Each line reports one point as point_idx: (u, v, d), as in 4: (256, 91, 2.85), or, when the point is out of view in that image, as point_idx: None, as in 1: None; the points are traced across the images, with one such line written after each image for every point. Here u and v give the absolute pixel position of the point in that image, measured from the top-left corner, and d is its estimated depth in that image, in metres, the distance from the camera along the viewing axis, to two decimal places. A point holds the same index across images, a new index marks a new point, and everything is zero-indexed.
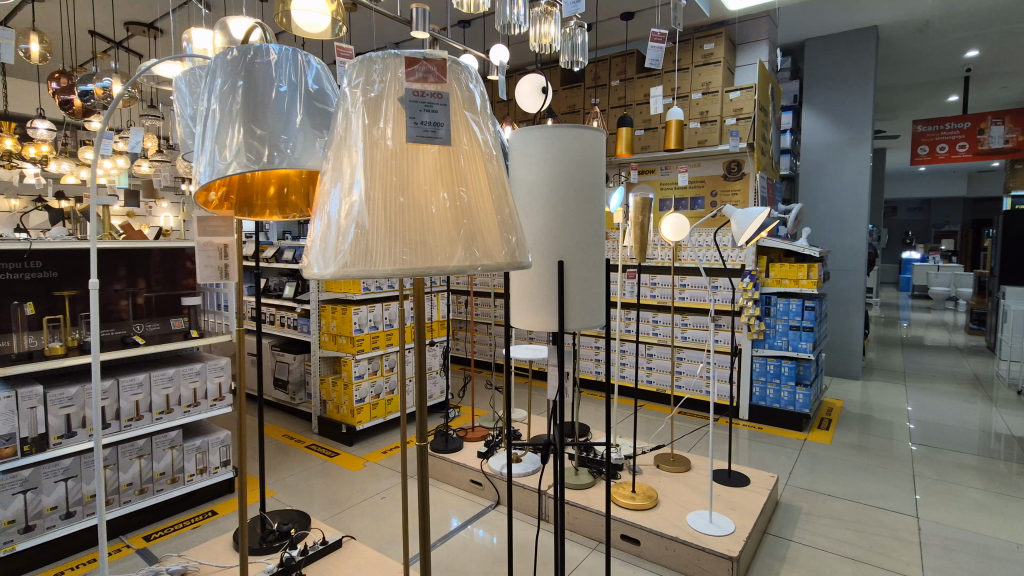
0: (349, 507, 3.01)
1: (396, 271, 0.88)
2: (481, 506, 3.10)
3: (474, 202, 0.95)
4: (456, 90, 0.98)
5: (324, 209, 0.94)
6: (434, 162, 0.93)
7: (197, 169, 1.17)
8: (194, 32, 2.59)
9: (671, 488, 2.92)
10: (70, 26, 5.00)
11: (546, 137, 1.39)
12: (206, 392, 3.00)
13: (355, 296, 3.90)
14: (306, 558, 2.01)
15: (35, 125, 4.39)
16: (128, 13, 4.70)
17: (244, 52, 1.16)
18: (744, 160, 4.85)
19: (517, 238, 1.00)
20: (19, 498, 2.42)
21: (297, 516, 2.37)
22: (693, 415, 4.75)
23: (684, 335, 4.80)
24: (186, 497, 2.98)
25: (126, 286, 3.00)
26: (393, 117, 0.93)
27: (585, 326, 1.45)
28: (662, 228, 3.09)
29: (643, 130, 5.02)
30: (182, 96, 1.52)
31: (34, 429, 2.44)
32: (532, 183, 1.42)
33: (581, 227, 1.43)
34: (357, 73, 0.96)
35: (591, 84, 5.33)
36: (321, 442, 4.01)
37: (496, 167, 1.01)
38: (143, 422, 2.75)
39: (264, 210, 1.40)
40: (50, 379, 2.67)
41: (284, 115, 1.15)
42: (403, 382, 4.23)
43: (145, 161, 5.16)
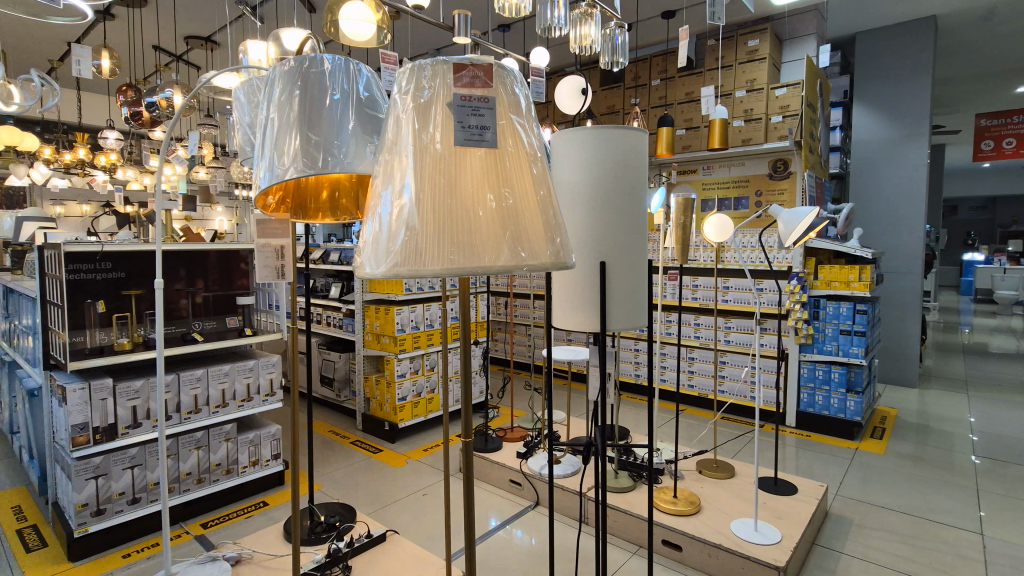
0: (391, 503, 3.08)
1: (444, 271, 0.91)
2: (521, 506, 3.12)
3: (519, 203, 0.97)
4: (502, 94, 1.01)
5: (376, 211, 0.98)
6: (481, 165, 0.96)
7: (256, 175, 1.24)
8: (249, 44, 2.72)
9: (714, 495, 2.86)
10: (137, 42, 5.33)
11: (589, 139, 1.39)
12: (258, 387, 3.13)
13: (397, 297, 4.00)
14: (351, 550, 2.08)
15: (105, 136, 4.70)
16: (189, 28, 4.98)
17: (300, 62, 1.22)
18: (791, 159, 4.70)
19: (562, 239, 1.02)
20: (92, 483, 2.59)
21: (344, 508, 2.45)
22: (736, 421, 4.63)
23: (727, 338, 4.69)
24: (239, 488, 3.11)
25: (186, 286, 3.14)
26: (442, 121, 0.96)
27: (627, 326, 1.45)
28: (704, 230, 3.03)
29: (684, 130, 4.94)
30: (241, 106, 1.60)
31: (104, 419, 2.61)
32: (575, 185, 1.42)
33: (623, 228, 1.43)
34: (408, 80, 1.00)
35: (631, 84, 5.28)
36: (365, 438, 4.12)
37: (541, 169, 1.03)
38: (202, 415, 2.89)
39: (317, 214, 1.46)
40: (119, 373, 2.85)
41: (337, 122, 1.20)
42: (444, 381, 4.31)
43: (202, 167, 5.44)
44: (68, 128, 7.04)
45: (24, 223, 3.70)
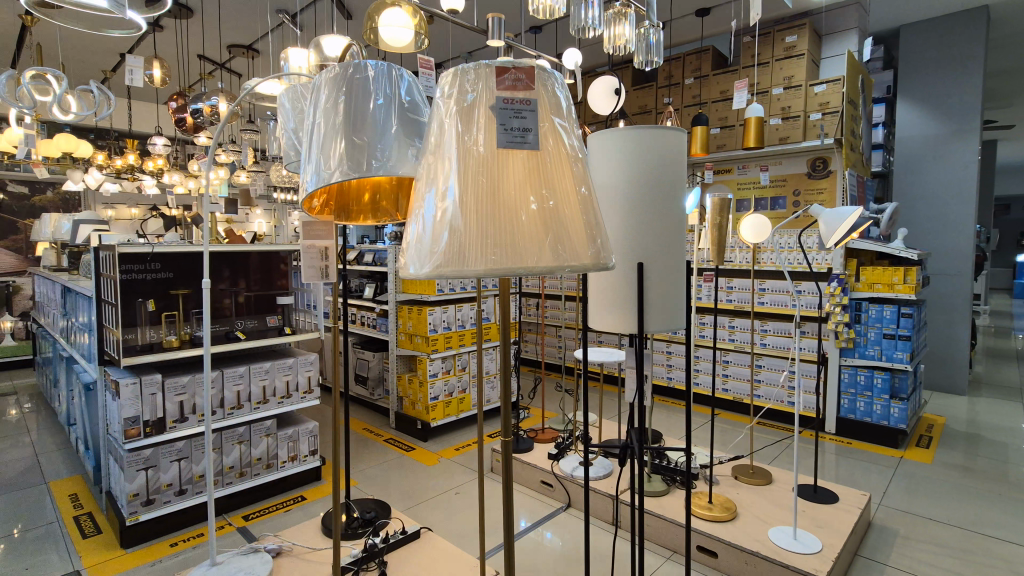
0: (424, 500, 3.12)
1: (487, 271, 0.92)
2: (553, 507, 3.12)
3: (561, 206, 0.97)
4: (544, 96, 1.01)
5: (420, 213, 1.00)
6: (524, 167, 0.97)
7: (303, 178, 1.28)
8: (290, 51, 2.80)
9: (751, 501, 2.79)
10: (183, 52, 5.54)
11: (627, 139, 1.39)
12: (297, 384, 3.22)
13: (430, 297, 4.05)
14: (387, 546, 2.11)
15: (153, 142, 4.91)
16: (232, 37, 5.15)
17: (345, 68, 1.25)
18: (831, 157, 4.56)
19: (602, 240, 1.02)
20: (142, 474, 2.71)
21: (379, 505, 2.50)
22: (774, 427, 4.51)
23: (763, 342, 4.59)
24: (278, 482, 3.20)
25: (229, 286, 3.26)
26: (484, 124, 0.98)
27: (665, 327, 1.43)
28: (741, 230, 2.98)
29: (719, 129, 4.85)
30: (286, 112, 1.66)
31: (154, 413, 2.72)
32: (612, 185, 1.42)
33: (662, 229, 1.41)
34: (452, 85, 1.02)
35: (664, 83, 5.22)
36: (398, 436, 4.18)
37: (582, 169, 1.03)
38: (244, 411, 2.99)
39: (360, 215, 1.50)
40: (168, 369, 2.97)
41: (380, 126, 1.23)
42: (476, 381, 4.34)
43: (243, 172, 5.62)
44: (120, 135, 7.39)
45: (81, 226, 3.90)
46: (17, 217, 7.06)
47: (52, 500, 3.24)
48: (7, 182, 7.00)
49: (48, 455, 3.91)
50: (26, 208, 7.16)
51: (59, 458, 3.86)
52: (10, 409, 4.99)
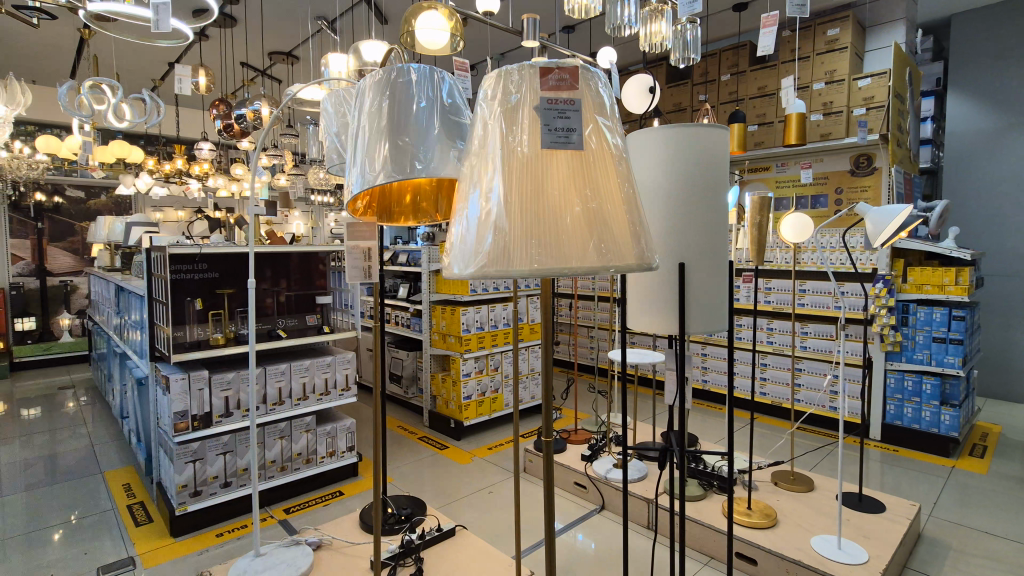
0: (458, 499, 3.15)
1: (532, 271, 0.92)
2: (586, 509, 3.10)
3: (605, 206, 0.97)
4: (588, 95, 1.01)
5: (464, 215, 1.01)
6: (568, 167, 0.96)
7: (348, 181, 1.31)
8: (330, 57, 2.88)
9: (792, 508, 2.72)
10: (227, 59, 5.74)
11: (669, 137, 1.37)
12: (335, 382, 3.29)
13: (463, 297, 4.09)
14: (423, 542, 2.15)
15: (199, 147, 5.11)
16: (274, 44, 5.30)
17: (388, 72, 1.28)
18: (875, 153, 4.41)
19: (646, 240, 1.01)
20: (189, 466, 2.81)
21: (414, 501, 2.53)
22: (815, 432, 4.38)
23: (804, 345, 4.46)
24: (317, 477, 3.28)
25: (271, 286, 3.35)
26: (529, 125, 0.97)
27: (708, 329, 1.40)
28: (782, 230, 2.89)
29: (757, 126, 4.75)
30: (329, 116, 1.71)
31: (201, 407, 2.82)
32: (652, 185, 1.40)
33: (706, 229, 1.39)
34: (495, 86, 1.03)
35: (699, 80, 5.13)
36: (432, 435, 4.23)
37: (626, 169, 1.03)
38: (285, 407, 3.08)
39: (401, 217, 1.53)
40: (215, 365, 3.09)
41: (423, 128, 1.25)
42: (508, 381, 4.36)
43: (283, 175, 5.78)
44: (168, 140, 7.72)
45: (133, 228, 4.09)
46: (74, 220, 7.46)
47: (108, 489, 3.41)
48: (65, 187, 7.40)
49: (103, 446, 4.12)
50: (82, 212, 7.55)
51: (113, 449, 4.06)
52: (68, 402, 5.28)
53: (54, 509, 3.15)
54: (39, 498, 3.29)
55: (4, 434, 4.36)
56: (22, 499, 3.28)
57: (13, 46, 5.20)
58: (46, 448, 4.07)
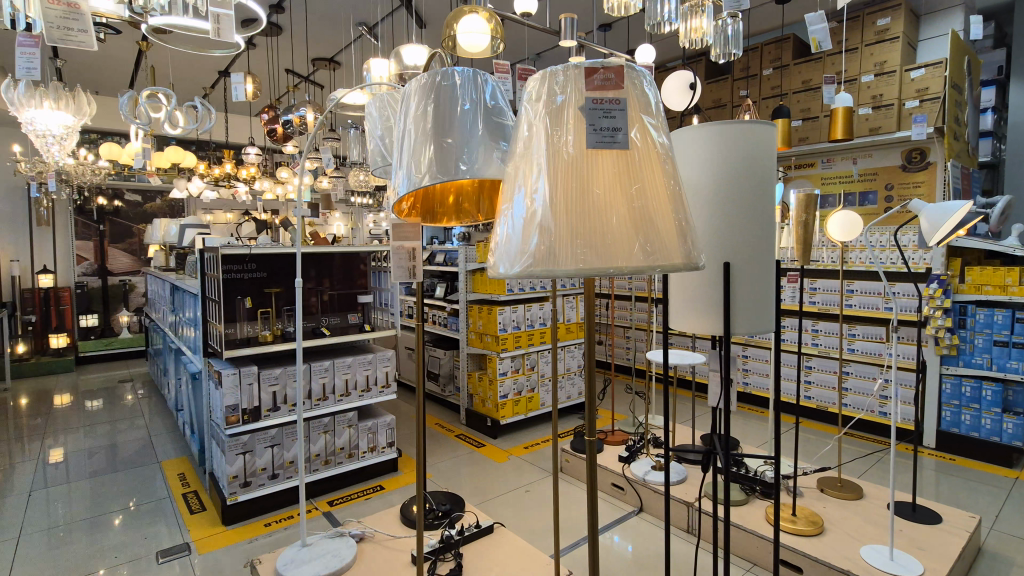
0: (495, 497, 3.17)
1: (578, 271, 0.92)
2: (624, 511, 3.08)
3: (651, 204, 0.96)
4: (633, 94, 1.01)
5: (509, 214, 1.02)
6: (613, 167, 0.97)
7: (395, 183, 1.35)
8: (372, 62, 2.96)
9: (839, 516, 2.63)
10: (273, 66, 5.94)
11: (715, 135, 1.35)
12: (375, 379, 3.36)
13: (500, 297, 4.13)
14: (462, 538, 2.18)
15: (247, 151, 5.30)
16: (317, 50, 5.45)
17: (433, 76, 1.31)
18: (930, 147, 4.22)
19: (693, 238, 1.00)
20: (240, 458, 2.93)
21: (453, 498, 2.56)
22: (864, 438, 4.21)
23: (851, 347, 4.30)
24: (359, 471, 3.37)
25: (315, 285, 3.46)
26: (575, 126, 0.98)
27: (755, 330, 1.37)
28: (828, 228, 2.80)
29: (801, 121, 4.61)
30: (373, 119, 1.75)
31: (251, 402, 2.94)
32: (695, 183, 1.38)
33: (752, 228, 1.36)
34: (540, 88, 1.03)
35: (740, 75, 5.01)
36: (469, 433, 4.27)
37: (671, 167, 1.02)
38: (328, 403, 3.17)
39: (443, 217, 1.56)
40: (263, 361, 3.22)
41: (467, 129, 1.27)
42: (544, 380, 4.37)
43: (325, 178, 5.94)
44: (218, 146, 8.05)
45: (187, 229, 4.29)
46: (132, 223, 7.88)
47: (164, 477, 3.60)
48: (124, 191, 7.83)
49: (159, 437, 4.35)
50: (139, 215, 7.96)
51: (168, 440, 4.27)
52: (127, 395, 5.58)
53: (116, 495, 3.35)
54: (102, 484, 3.49)
55: (70, 424, 4.65)
56: (87, 485, 3.49)
57: (79, 60, 5.53)
58: (108, 438, 4.32)
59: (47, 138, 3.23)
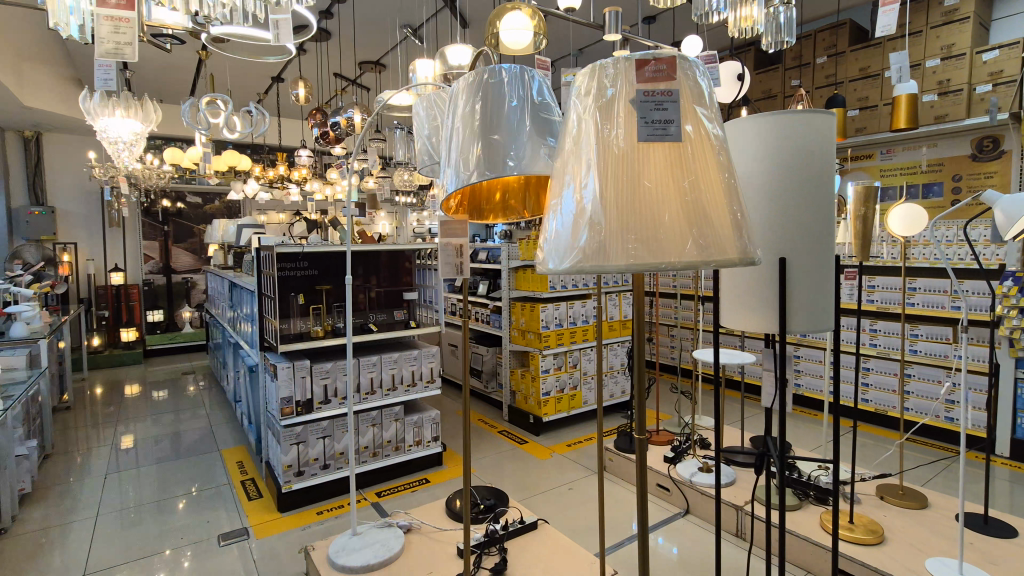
0: (538, 493, 3.18)
1: (629, 266, 0.91)
2: (670, 512, 3.03)
3: (706, 196, 0.94)
4: (686, 85, 0.99)
5: (558, 211, 1.01)
6: (665, 160, 0.95)
7: (443, 181, 1.37)
8: (418, 63, 3.01)
9: (901, 526, 2.50)
10: (323, 71, 6.15)
11: (770, 126, 1.30)
12: (421, 374, 3.43)
13: (542, 294, 4.14)
14: (507, 533, 2.20)
15: (299, 154, 5.51)
16: (364, 53, 5.59)
17: (481, 75, 1.32)
18: (1004, 135, 3.93)
19: (748, 233, 0.97)
20: (294, 448, 3.06)
21: (496, 493, 2.59)
22: (929, 445, 3.98)
23: (914, 348, 4.08)
24: (405, 464, 3.45)
25: (363, 283, 3.56)
26: (625, 119, 0.97)
27: (813, 329, 1.31)
28: (889, 223, 2.65)
29: (858, 110, 4.39)
30: (421, 119, 1.79)
31: (303, 394, 3.05)
32: (749, 176, 1.33)
33: (810, 223, 1.31)
34: (590, 82, 1.03)
35: (792, 64, 4.82)
36: (511, 429, 4.30)
37: (726, 159, 0.99)
38: (376, 397, 3.26)
39: (490, 214, 1.58)
40: (315, 356, 3.34)
41: (515, 126, 1.28)
42: (586, 378, 4.34)
43: (371, 178, 6.10)
44: (272, 149, 8.40)
45: (244, 230, 4.50)
46: (193, 224, 8.33)
47: (224, 465, 3.79)
48: (186, 194, 8.28)
49: (219, 426, 4.58)
50: (200, 216, 8.40)
51: (227, 430, 4.49)
52: (189, 386, 5.91)
53: (180, 480, 3.55)
54: (168, 470, 3.71)
55: (140, 412, 4.97)
56: (154, 471, 3.71)
57: (146, 70, 5.88)
58: (172, 426, 4.59)
59: (119, 144, 3.47)
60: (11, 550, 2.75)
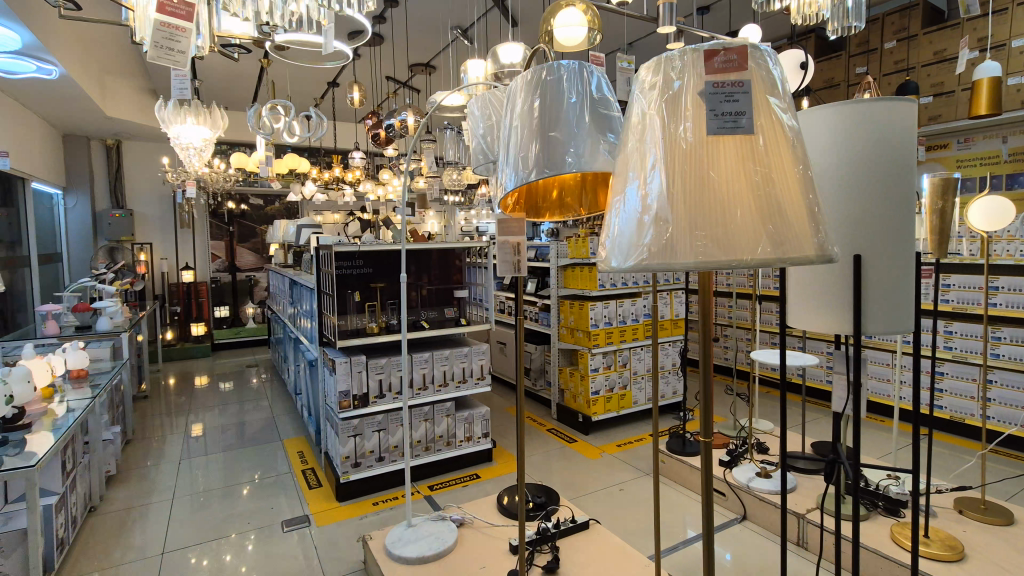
0: (587, 493, 3.16)
1: (698, 264, 0.89)
2: (726, 517, 2.94)
3: (781, 191, 0.90)
4: (758, 75, 0.95)
5: (622, 208, 1.00)
6: (736, 154, 0.91)
7: (502, 180, 1.38)
8: (469, 63, 3.03)
9: (982, 542, 2.33)
10: (376, 74, 6.32)
11: (846, 117, 1.24)
12: (471, 371, 3.47)
13: (591, 292, 4.10)
14: (559, 531, 2.19)
15: (353, 156, 5.69)
16: (416, 55, 5.70)
17: (539, 72, 1.32)
18: None
19: (825, 229, 0.93)
20: (351, 440, 3.16)
21: (547, 492, 2.59)
22: (1014, 458, 3.68)
23: (996, 352, 3.79)
24: (455, 459, 3.50)
25: (414, 281, 3.64)
26: (693, 112, 0.94)
27: (891, 330, 1.24)
28: (968, 217, 2.47)
29: (931, 97, 4.11)
30: (475, 119, 1.80)
31: (359, 388, 3.15)
32: (821, 169, 1.27)
33: (889, 218, 1.23)
34: (655, 75, 1.01)
35: (857, 50, 4.57)
36: (560, 427, 4.30)
37: (801, 151, 0.95)
38: (428, 392, 3.32)
39: (546, 213, 1.58)
40: (370, 351, 3.45)
41: (574, 122, 1.27)
42: (636, 378, 4.27)
43: (421, 178, 6.23)
44: (328, 152, 8.72)
45: (303, 230, 4.70)
46: (256, 224, 8.77)
47: (285, 454, 3.98)
48: (249, 196, 8.71)
49: (280, 417, 4.81)
50: (261, 216, 8.83)
51: (287, 421, 4.71)
52: (252, 378, 6.23)
53: (245, 468, 3.75)
54: (235, 458, 3.93)
55: (208, 402, 5.28)
56: (222, 458, 3.94)
57: (213, 80, 6.22)
58: (237, 416, 4.84)
59: (190, 150, 3.68)
60: (99, 527, 2.98)
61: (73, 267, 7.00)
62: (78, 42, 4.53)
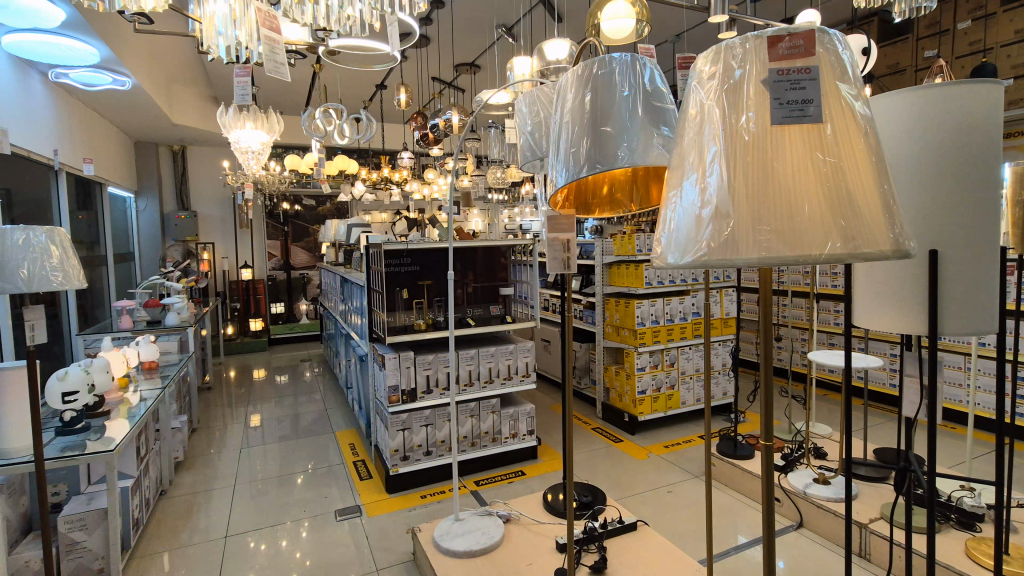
0: (635, 493, 3.11)
1: (762, 258, 0.85)
2: (781, 524, 2.83)
3: (852, 182, 0.85)
4: (826, 60, 0.91)
5: (679, 202, 0.97)
6: (803, 144, 0.87)
7: (553, 175, 1.37)
8: (515, 61, 3.03)
9: None
10: (422, 75, 6.44)
11: (919, 103, 1.17)
12: (516, 368, 3.48)
13: (638, 290, 4.04)
14: (606, 531, 2.17)
15: (401, 156, 5.83)
16: (461, 55, 5.76)
17: (590, 65, 1.30)
18: None
19: (901, 223, 0.87)
20: (399, 434, 3.24)
21: (593, 491, 2.57)
22: None
23: None
24: (501, 456, 3.53)
25: (460, 278, 3.66)
26: (756, 101, 0.90)
27: (971, 330, 1.15)
28: None
29: (1012, 80, 3.80)
30: (522, 114, 1.79)
31: (408, 383, 3.22)
32: (893, 159, 1.20)
33: (970, 210, 1.15)
34: (714, 64, 0.97)
35: (926, 33, 4.29)
36: (606, 427, 4.26)
37: (873, 139, 0.89)
38: (474, 388, 3.36)
39: (597, 208, 1.56)
40: (418, 347, 3.52)
41: (627, 116, 1.25)
42: (685, 378, 4.18)
43: (467, 177, 6.29)
44: (376, 152, 8.95)
45: (353, 229, 4.85)
46: (308, 224, 9.11)
47: (336, 446, 4.12)
48: (302, 197, 9.06)
49: (332, 410, 4.98)
50: (314, 216, 9.17)
51: (338, 414, 4.88)
52: (306, 372, 6.49)
53: (300, 458, 3.90)
54: (290, 448, 4.10)
55: (266, 394, 5.54)
56: (278, 447, 4.12)
57: (270, 86, 6.51)
58: (292, 408, 5.05)
59: (248, 153, 3.83)
60: (169, 509, 3.18)
61: (144, 266, 7.47)
62: (149, 54, 4.83)
